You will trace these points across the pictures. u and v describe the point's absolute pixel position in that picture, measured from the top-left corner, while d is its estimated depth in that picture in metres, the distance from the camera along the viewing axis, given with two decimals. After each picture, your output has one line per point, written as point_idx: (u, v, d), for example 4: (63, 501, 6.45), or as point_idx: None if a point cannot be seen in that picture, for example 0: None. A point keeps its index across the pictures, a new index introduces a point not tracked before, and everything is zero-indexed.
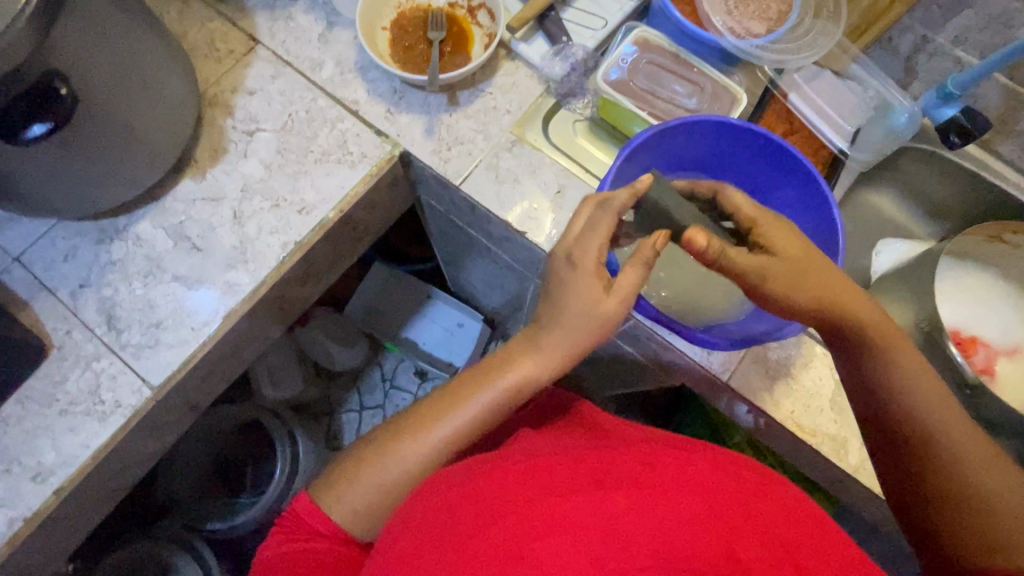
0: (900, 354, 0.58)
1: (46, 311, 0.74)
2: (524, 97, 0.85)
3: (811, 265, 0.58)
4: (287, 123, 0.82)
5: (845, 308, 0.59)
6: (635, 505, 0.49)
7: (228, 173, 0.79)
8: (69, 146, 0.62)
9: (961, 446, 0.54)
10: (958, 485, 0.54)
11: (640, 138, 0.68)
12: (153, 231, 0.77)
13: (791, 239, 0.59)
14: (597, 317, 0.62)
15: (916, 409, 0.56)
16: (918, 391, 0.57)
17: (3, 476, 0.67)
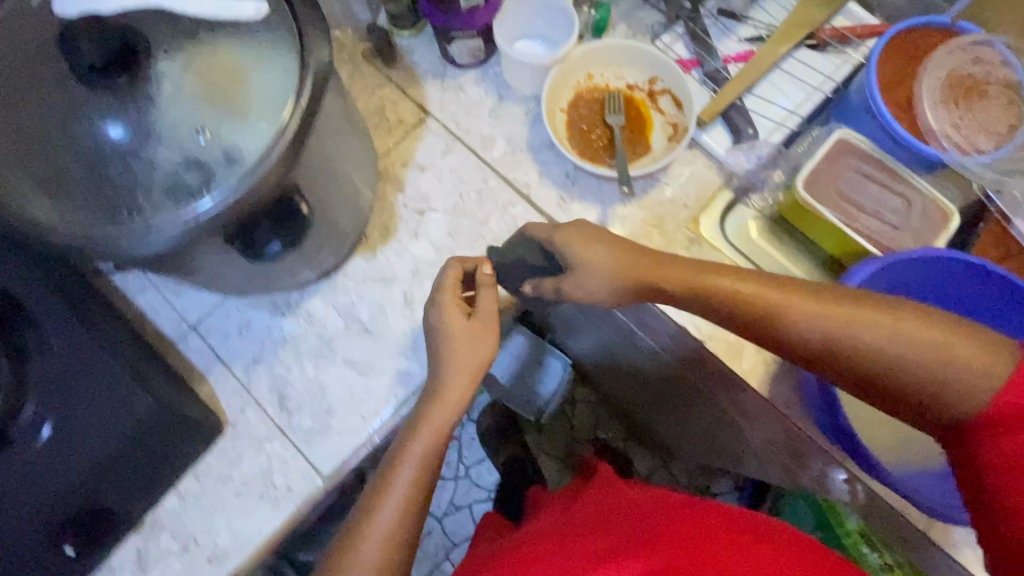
0: (775, 300, 0.56)
1: (220, 385, 0.74)
2: (701, 191, 0.81)
3: (631, 270, 0.63)
4: (458, 203, 0.80)
5: (710, 281, 0.60)
6: None
7: (399, 253, 0.78)
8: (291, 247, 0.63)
9: (897, 341, 0.52)
10: (914, 372, 0.52)
11: (866, 271, 0.64)
12: (325, 309, 0.76)
13: (661, 262, 0.63)
14: (468, 332, 0.68)
15: (826, 332, 0.54)
16: (820, 316, 0.55)
17: (182, 555, 0.69)
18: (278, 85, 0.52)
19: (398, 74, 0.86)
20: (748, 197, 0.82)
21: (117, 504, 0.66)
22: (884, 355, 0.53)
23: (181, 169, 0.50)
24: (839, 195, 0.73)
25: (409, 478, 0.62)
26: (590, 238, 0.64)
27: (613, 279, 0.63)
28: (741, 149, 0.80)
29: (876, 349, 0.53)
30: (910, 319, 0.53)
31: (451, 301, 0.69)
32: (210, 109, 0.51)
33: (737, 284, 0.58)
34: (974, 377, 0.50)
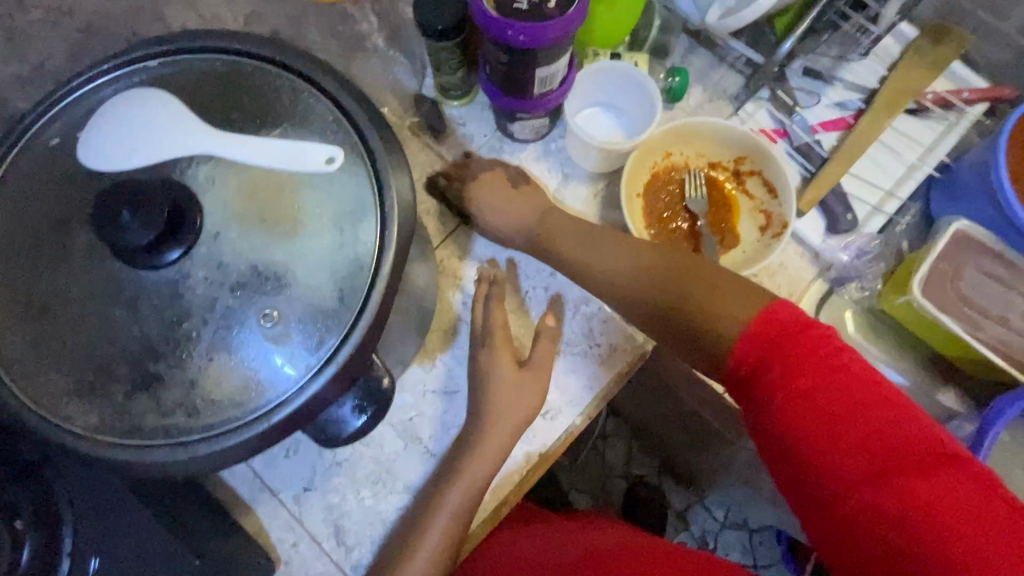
0: (572, 228, 0.67)
1: (269, 516, 0.68)
2: (795, 283, 0.72)
3: (535, 214, 0.69)
4: (523, 302, 0.72)
5: (556, 245, 0.66)
6: None
7: (461, 362, 0.70)
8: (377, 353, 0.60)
9: (673, 267, 0.59)
10: (704, 309, 0.54)
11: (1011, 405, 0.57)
12: (380, 428, 0.69)
13: (562, 233, 0.67)
14: (516, 389, 0.65)
15: (697, 301, 0.55)
16: (613, 269, 0.62)
17: None
18: (355, 240, 0.44)
19: (449, 149, 0.77)
20: (844, 287, 0.73)
21: None
22: (676, 303, 0.56)
23: (245, 353, 0.42)
24: (958, 299, 0.66)
25: (433, 551, 0.60)
26: (500, 189, 0.71)
27: (517, 220, 0.69)
28: (839, 239, 0.72)
29: (679, 283, 0.57)
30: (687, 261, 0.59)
31: (502, 350, 0.66)
32: (277, 274, 0.42)
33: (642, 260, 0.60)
34: (738, 313, 0.52)
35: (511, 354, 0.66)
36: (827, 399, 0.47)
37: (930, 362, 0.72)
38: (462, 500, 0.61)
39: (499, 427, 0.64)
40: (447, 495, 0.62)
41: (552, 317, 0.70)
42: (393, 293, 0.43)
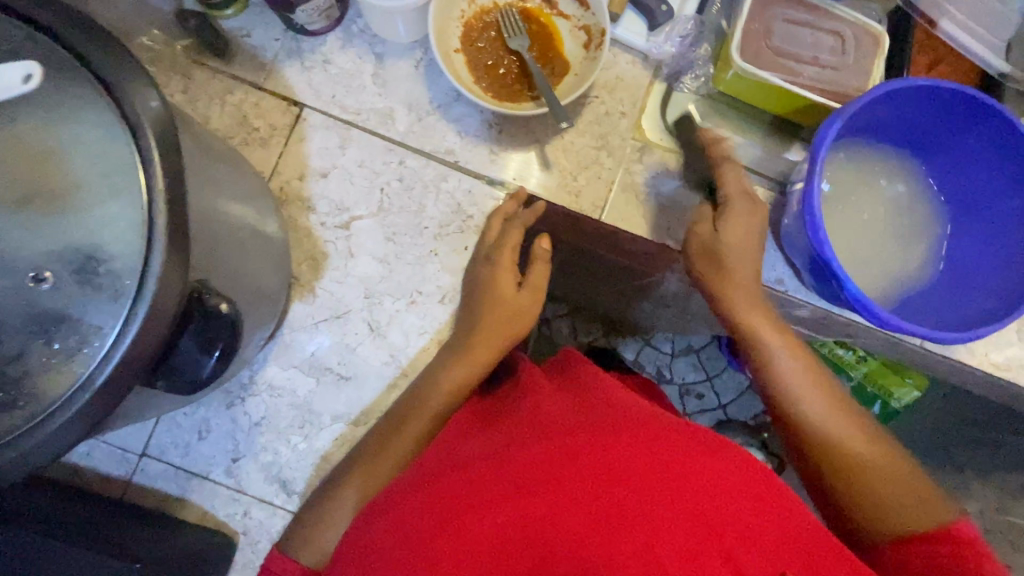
0: (756, 323, 0.62)
1: (208, 498, 0.65)
2: (634, 92, 0.73)
3: (747, 243, 0.63)
4: (382, 200, 0.69)
5: (753, 332, 0.62)
6: (655, 499, 0.42)
7: (341, 281, 0.67)
8: (248, 305, 0.57)
9: (904, 498, 0.54)
10: (859, 467, 0.56)
11: (831, 130, 0.60)
12: (286, 374, 0.66)
13: (777, 323, 0.63)
14: (512, 309, 0.65)
15: (829, 437, 0.57)
16: (794, 353, 0.61)
17: None
18: (111, 164, 0.37)
19: (245, 68, 0.69)
20: (681, 81, 0.75)
21: None
22: (847, 461, 0.56)
23: (53, 321, 0.37)
24: (774, 53, 0.68)
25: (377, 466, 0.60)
26: (735, 224, 0.62)
27: (740, 240, 0.62)
28: (661, 33, 0.72)
29: (834, 429, 0.58)
30: (907, 477, 0.55)
31: (508, 267, 0.65)
32: (39, 232, 0.37)
33: (822, 396, 0.59)
34: (900, 493, 0.54)
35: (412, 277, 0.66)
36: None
37: (769, 125, 0.76)
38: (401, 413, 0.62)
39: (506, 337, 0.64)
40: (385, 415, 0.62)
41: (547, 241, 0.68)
42: (182, 206, 0.38)
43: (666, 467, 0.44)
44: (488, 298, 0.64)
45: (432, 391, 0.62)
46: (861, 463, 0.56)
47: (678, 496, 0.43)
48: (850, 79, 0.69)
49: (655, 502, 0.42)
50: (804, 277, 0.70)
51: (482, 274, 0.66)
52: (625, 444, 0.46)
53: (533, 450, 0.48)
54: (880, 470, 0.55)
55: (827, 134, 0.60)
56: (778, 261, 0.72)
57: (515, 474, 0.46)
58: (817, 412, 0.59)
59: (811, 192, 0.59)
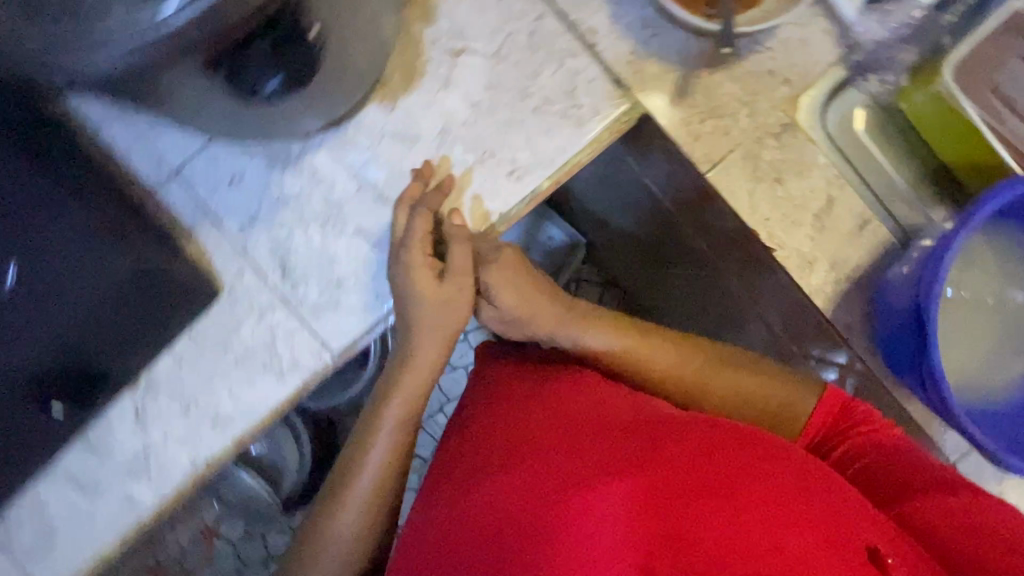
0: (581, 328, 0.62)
1: (212, 243, 0.64)
2: (811, 63, 0.64)
3: (544, 294, 0.62)
4: (502, 46, 0.63)
5: (621, 360, 0.62)
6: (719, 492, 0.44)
7: (425, 106, 0.63)
8: (334, 71, 0.53)
9: (765, 392, 0.58)
10: (768, 405, 0.58)
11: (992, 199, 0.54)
12: (333, 166, 0.64)
13: (619, 336, 0.62)
14: (443, 302, 0.61)
15: (740, 396, 0.59)
16: (646, 352, 0.61)
17: (184, 416, 0.66)
18: None
19: None
20: (864, 78, 0.65)
21: (98, 352, 0.62)
22: (755, 403, 0.58)
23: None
24: (989, 86, 0.59)
25: (391, 436, 0.62)
26: (515, 279, 0.61)
27: (522, 304, 0.61)
28: (877, 12, 0.62)
29: (727, 391, 0.59)
30: (770, 375, 0.59)
31: (420, 261, 0.60)
32: None
33: (688, 365, 0.60)
34: (801, 399, 0.57)
35: (428, 265, 0.60)
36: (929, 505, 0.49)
37: (927, 169, 0.67)
38: (405, 406, 0.63)
39: (432, 335, 0.62)
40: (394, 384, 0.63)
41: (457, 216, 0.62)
42: None
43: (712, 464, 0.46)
44: (414, 299, 0.60)
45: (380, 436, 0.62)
46: (763, 396, 0.58)
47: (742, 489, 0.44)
48: None
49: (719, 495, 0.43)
50: (878, 339, 0.64)
51: (399, 265, 0.61)
52: (662, 427, 0.49)
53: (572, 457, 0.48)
54: (774, 394, 0.58)
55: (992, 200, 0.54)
56: (854, 308, 0.65)
57: (566, 448, 0.49)
58: (683, 370, 0.60)
59: (944, 254, 0.54)
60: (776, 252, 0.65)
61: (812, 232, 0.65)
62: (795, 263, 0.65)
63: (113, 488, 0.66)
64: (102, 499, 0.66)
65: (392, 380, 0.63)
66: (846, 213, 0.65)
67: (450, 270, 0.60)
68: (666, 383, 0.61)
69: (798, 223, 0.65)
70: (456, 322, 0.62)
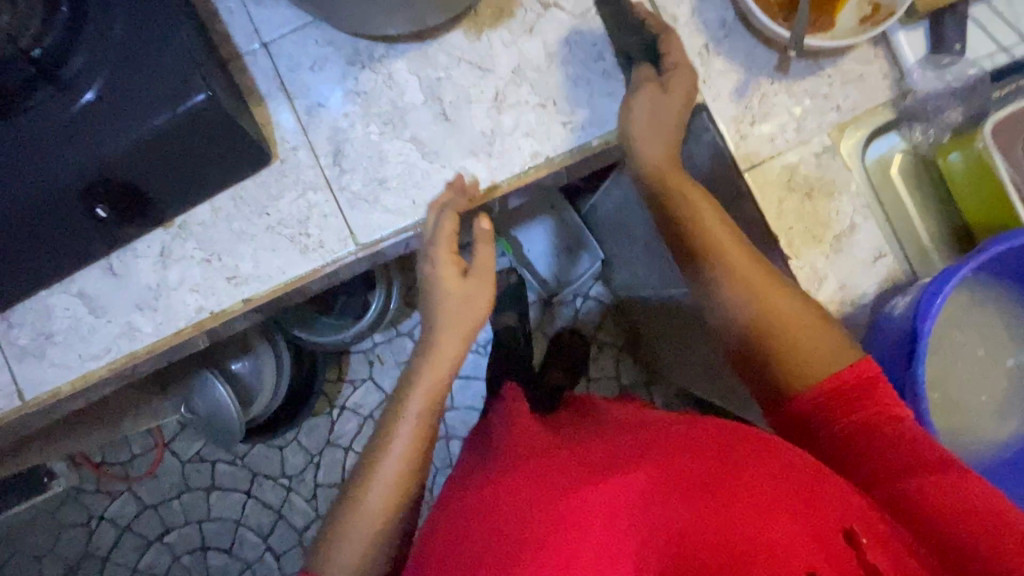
0: (692, 192, 0.63)
1: (279, 115, 0.69)
2: (864, 98, 0.68)
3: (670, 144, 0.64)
4: (589, 10, 0.68)
5: (712, 245, 0.62)
6: (683, 491, 0.49)
7: (506, 44, 0.68)
8: None
9: (822, 343, 0.57)
10: (806, 355, 0.57)
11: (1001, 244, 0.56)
12: (408, 76, 0.68)
13: (721, 228, 0.63)
14: (460, 297, 0.66)
15: (793, 337, 0.58)
16: (735, 253, 0.61)
17: (204, 265, 0.68)
18: None
19: None
20: (909, 127, 0.70)
21: (150, 188, 0.64)
22: (797, 348, 0.58)
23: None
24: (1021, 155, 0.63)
25: (404, 448, 0.63)
26: (648, 99, 0.63)
27: (653, 124, 0.64)
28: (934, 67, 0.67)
29: (785, 324, 0.59)
30: (822, 322, 0.59)
31: (445, 258, 0.66)
32: None
33: (769, 285, 0.60)
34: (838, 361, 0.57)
35: (454, 263, 0.66)
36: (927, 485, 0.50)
37: (948, 225, 0.71)
38: (418, 418, 0.64)
39: (452, 329, 0.66)
40: (407, 401, 0.65)
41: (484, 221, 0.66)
42: None
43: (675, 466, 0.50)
44: (438, 292, 0.66)
45: (404, 420, 0.64)
46: (807, 343, 0.58)
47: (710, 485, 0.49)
48: None
49: (684, 491, 0.49)
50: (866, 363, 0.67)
51: None
52: (650, 440, 0.55)
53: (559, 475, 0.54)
54: (817, 350, 0.57)
55: (993, 247, 0.56)
56: (853, 332, 0.68)
57: (579, 456, 0.56)
58: (761, 284, 0.60)
59: (947, 281, 0.56)
60: (792, 261, 0.68)
61: (829, 251, 0.68)
62: (808, 276, 0.68)
63: (118, 313, 0.68)
64: (106, 321, 0.68)
65: (409, 386, 0.66)
66: (865, 242, 0.68)
67: (476, 269, 0.67)
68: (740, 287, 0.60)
69: (818, 240, 0.68)
70: (469, 321, 0.66)
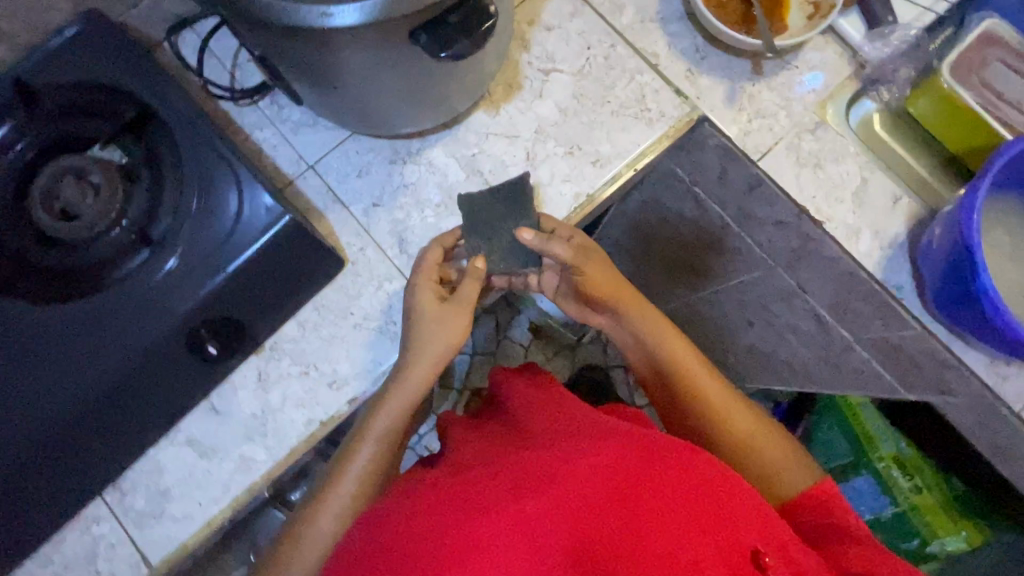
0: (653, 319, 0.70)
1: (340, 224, 0.74)
2: (832, 76, 0.79)
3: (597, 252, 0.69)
4: (584, 66, 0.78)
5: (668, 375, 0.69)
6: (615, 511, 0.42)
7: (523, 112, 0.77)
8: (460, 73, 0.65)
9: (770, 455, 0.64)
10: (761, 455, 0.64)
11: (1010, 151, 0.64)
12: (446, 159, 0.76)
13: (678, 344, 0.70)
14: (434, 323, 0.66)
15: (744, 435, 0.65)
16: (688, 360, 0.69)
17: (303, 378, 0.71)
18: None
19: None
20: (876, 89, 0.80)
21: (246, 317, 0.67)
22: (750, 451, 0.64)
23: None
24: (984, 84, 0.73)
25: (358, 475, 0.63)
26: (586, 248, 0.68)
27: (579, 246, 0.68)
28: (879, 36, 0.78)
29: (737, 435, 0.65)
30: (772, 433, 0.66)
31: (426, 283, 0.67)
32: None
33: (717, 389, 0.68)
34: (795, 474, 0.62)
35: (434, 290, 0.67)
36: (858, 554, 0.52)
37: (941, 161, 0.80)
38: (387, 426, 0.64)
39: (429, 361, 0.65)
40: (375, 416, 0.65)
41: (530, 231, 0.64)
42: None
43: (604, 485, 0.43)
44: (412, 312, 0.67)
45: (368, 437, 0.64)
46: (759, 445, 0.64)
47: (641, 507, 0.42)
48: None
49: (614, 508, 0.42)
50: (928, 289, 0.72)
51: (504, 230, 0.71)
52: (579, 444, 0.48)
53: (471, 498, 0.45)
54: (771, 457, 0.64)
55: (1003, 154, 0.64)
56: (904, 270, 0.75)
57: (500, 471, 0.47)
58: (716, 383, 0.68)
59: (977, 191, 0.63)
60: (825, 224, 0.75)
61: (854, 207, 0.76)
62: (843, 232, 0.75)
63: (229, 449, 0.69)
64: (219, 461, 0.69)
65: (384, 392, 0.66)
66: (880, 191, 0.76)
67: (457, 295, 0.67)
68: (696, 394, 0.67)
69: (841, 200, 0.76)
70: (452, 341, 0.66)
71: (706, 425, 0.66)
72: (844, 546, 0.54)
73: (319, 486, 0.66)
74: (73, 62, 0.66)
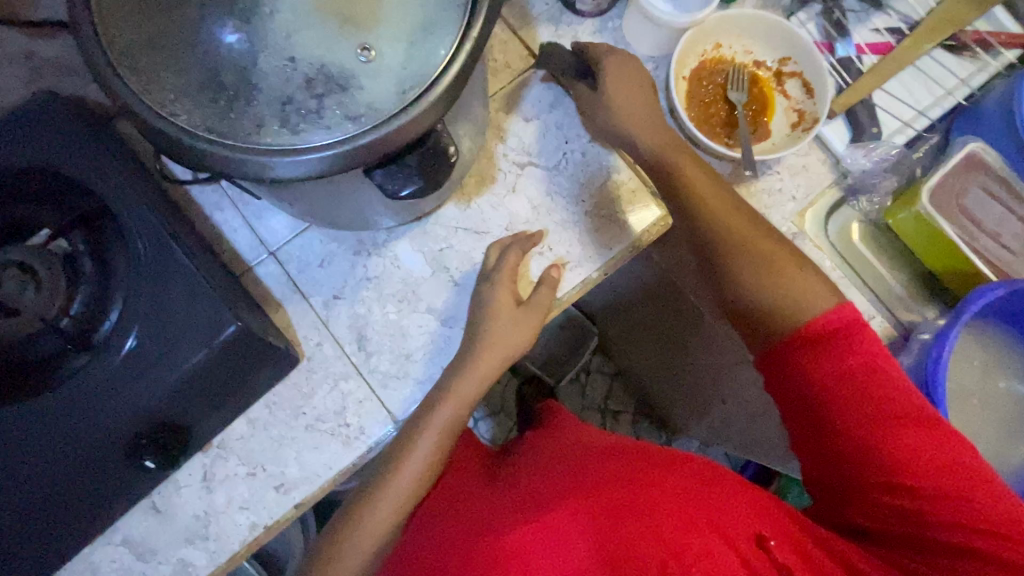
0: (743, 231, 0.68)
1: (298, 316, 0.72)
2: (813, 184, 0.77)
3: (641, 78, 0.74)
4: (559, 162, 0.76)
5: (728, 258, 0.69)
6: (627, 522, 0.52)
7: (495, 206, 0.75)
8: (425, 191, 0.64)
9: (817, 304, 0.63)
10: (798, 310, 0.64)
11: (977, 301, 0.65)
12: (412, 252, 0.73)
13: (738, 219, 0.69)
14: (515, 324, 0.70)
15: (781, 299, 0.65)
16: (738, 229, 0.69)
17: (249, 480, 0.68)
18: (440, 35, 0.48)
19: (511, 12, 0.79)
20: (856, 198, 0.79)
21: (189, 419, 0.63)
22: (798, 303, 0.64)
23: (341, 85, 0.46)
24: (960, 211, 0.73)
25: (410, 484, 0.66)
26: (623, 75, 0.73)
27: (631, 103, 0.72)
28: (861, 148, 0.76)
29: (789, 306, 0.64)
30: (812, 276, 0.67)
31: (505, 285, 0.69)
32: (373, 45, 0.46)
33: (782, 287, 0.65)
34: (823, 301, 0.64)
35: (512, 291, 0.70)
36: (910, 446, 0.57)
37: (918, 276, 0.79)
38: (432, 448, 0.66)
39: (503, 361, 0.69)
40: (417, 442, 0.66)
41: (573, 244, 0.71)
42: (460, 87, 0.48)
43: (609, 512, 0.53)
44: (489, 313, 0.69)
45: (410, 459, 0.66)
46: (802, 307, 0.64)
47: (638, 522, 0.52)
48: (1017, 267, 0.73)
49: (613, 517, 0.53)
50: None
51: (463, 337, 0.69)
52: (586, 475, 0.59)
53: (506, 520, 0.56)
54: (804, 308, 0.64)
55: (971, 305, 0.65)
56: None
57: (530, 497, 0.59)
58: (769, 259, 0.67)
59: (947, 347, 0.64)
60: None
61: None
62: None
63: (169, 552, 0.67)
64: (156, 564, 0.66)
65: (432, 411, 0.67)
66: (853, 308, 0.75)
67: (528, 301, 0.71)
68: (740, 289, 0.68)
69: None
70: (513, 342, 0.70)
71: (747, 261, 0.68)
72: (902, 435, 0.58)
73: (363, 487, 0.68)
74: (17, 146, 0.61)
